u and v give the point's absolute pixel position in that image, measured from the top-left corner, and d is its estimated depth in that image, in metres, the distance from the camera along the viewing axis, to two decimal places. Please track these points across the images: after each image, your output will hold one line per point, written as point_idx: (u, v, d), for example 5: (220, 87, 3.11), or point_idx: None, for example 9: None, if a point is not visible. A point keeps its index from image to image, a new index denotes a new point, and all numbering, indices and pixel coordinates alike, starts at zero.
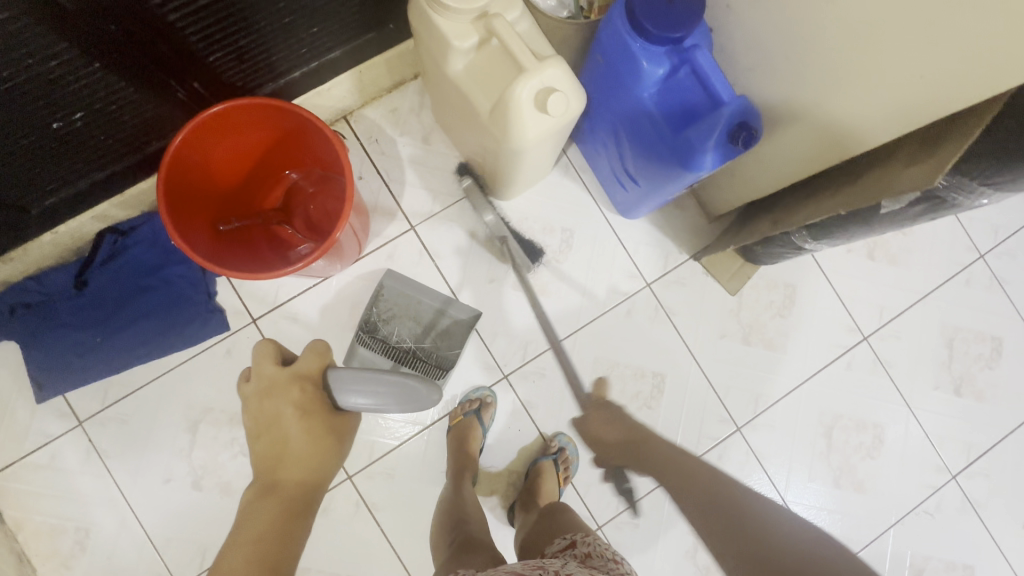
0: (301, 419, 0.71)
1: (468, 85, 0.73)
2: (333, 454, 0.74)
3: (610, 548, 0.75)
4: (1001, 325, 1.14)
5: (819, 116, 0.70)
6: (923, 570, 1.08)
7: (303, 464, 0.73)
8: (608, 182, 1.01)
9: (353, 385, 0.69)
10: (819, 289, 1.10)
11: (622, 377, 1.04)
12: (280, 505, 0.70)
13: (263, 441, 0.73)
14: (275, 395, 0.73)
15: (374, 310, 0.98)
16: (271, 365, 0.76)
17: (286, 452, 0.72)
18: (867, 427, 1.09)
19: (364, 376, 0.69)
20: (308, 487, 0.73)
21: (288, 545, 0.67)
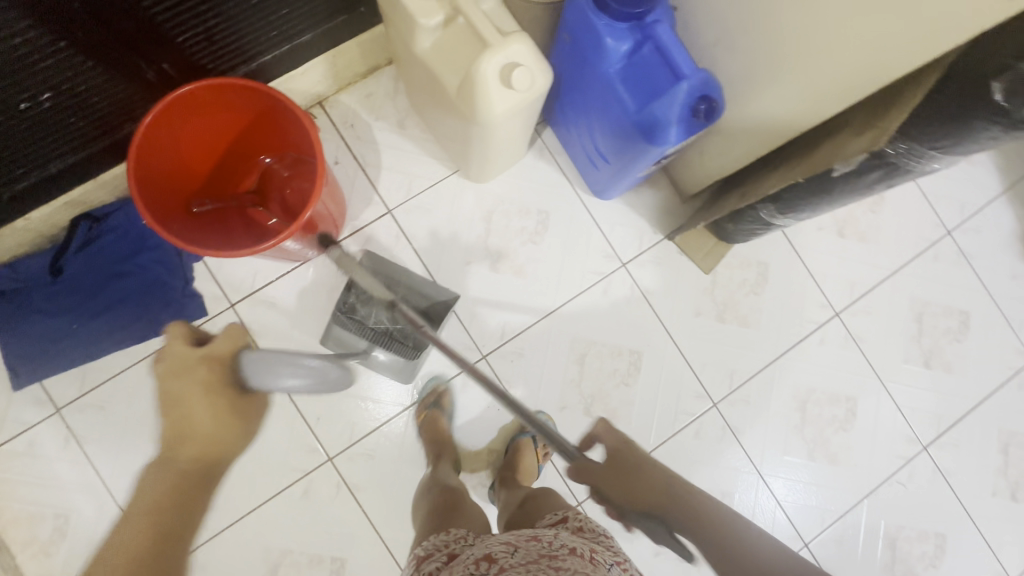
0: (205, 391, 0.73)
1: (436, 62, 0.74)
2: (227, 428, 0.74)
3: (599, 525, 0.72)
4: (968, 299, 1.17)
5: (777, 88, 0.72)
6: (896, 539, 1.10)
7: (204, 438, 0.72)
8: (583, 164, 1.02)
9: (268, 370, 0.66)
10: (792, 266, 1.13)
11: (599, 355, 1.06)
12: (178, 479, 0.70)
13: (168, 414, 0.74)
14: (182, 373, 0.75)
15: (351, 292, 0.91)
16: (184, 346, 0.78)
17: (187, 428, 0.72)
18: (840, 400, 1.11)
19: (275, 358, 0.66)
20: (202, 465, 0.72)
21: (190, 505, 0.68)
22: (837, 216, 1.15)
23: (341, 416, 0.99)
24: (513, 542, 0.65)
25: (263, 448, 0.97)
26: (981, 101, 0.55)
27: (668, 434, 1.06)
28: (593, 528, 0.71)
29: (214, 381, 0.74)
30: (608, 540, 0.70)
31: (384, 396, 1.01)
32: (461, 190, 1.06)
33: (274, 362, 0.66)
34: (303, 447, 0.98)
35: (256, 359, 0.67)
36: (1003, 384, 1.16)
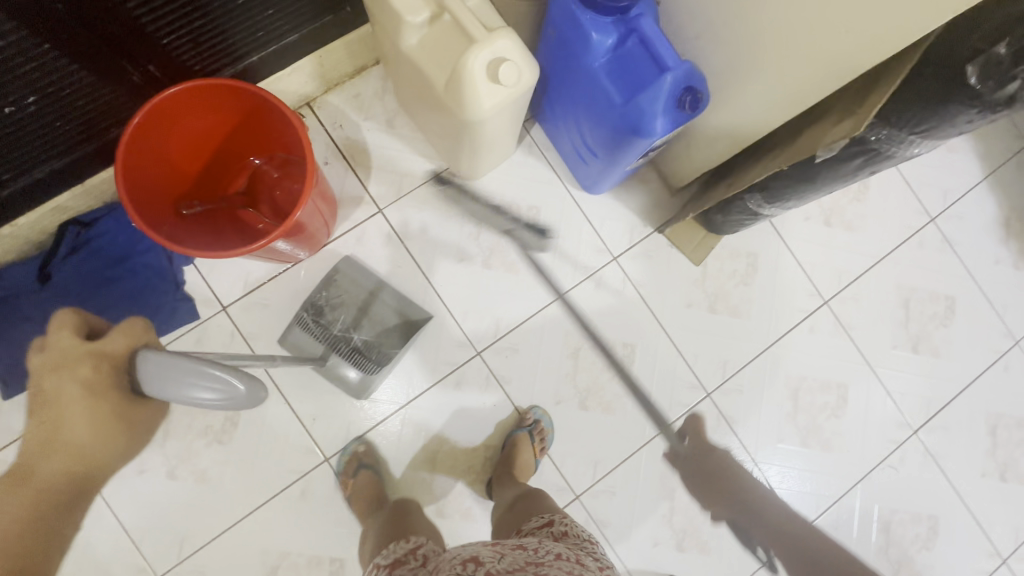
0: (88, 410, 0.57)
1: (423, 59, 0.74)
2: (115, 450, 0.60)
3: (584, 529, 0.77)
4: (953, 285, 1.19)
5: (761, 78, 0.73)
6: (890, 522, 1.12)
7: (79, 456, 0.59)
8: (572, 160, 1.03)
9: (167, 380, 0.54)
10: (780, 256, 1.14)
11: (593, 349, 1.06)
12: (42, 500, 0.59)
13: (35, 416, 0.58)
14: (61, 372, 0.57)
15: (322, 294, 0.98)
16: (72, 339, 0.58)
17: (58, 441, 0.58)
18: (832, 387, 1.13)
19: (177, 367, 0.54)
20: (75, 482, 0.60)
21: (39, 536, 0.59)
22: (823, 205, 1.17)
23: (338, 416, 0.99)
24: (500, 549, 0.67)
25: (259, 451, 0.97)
26: (957, 85, 0.56)
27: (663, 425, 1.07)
28: (577, 532, 0.75)
29: (95, 396, 0.57)
30: (593, 545, 0.74)
31: (386, 392, 1.01)
32: (452, 188, 1.06)
33: (175, 371, 0.54)
34: (299, 448, 0.98)
35: (156, 364, 0.54)
36: (990, 367, 1.18)
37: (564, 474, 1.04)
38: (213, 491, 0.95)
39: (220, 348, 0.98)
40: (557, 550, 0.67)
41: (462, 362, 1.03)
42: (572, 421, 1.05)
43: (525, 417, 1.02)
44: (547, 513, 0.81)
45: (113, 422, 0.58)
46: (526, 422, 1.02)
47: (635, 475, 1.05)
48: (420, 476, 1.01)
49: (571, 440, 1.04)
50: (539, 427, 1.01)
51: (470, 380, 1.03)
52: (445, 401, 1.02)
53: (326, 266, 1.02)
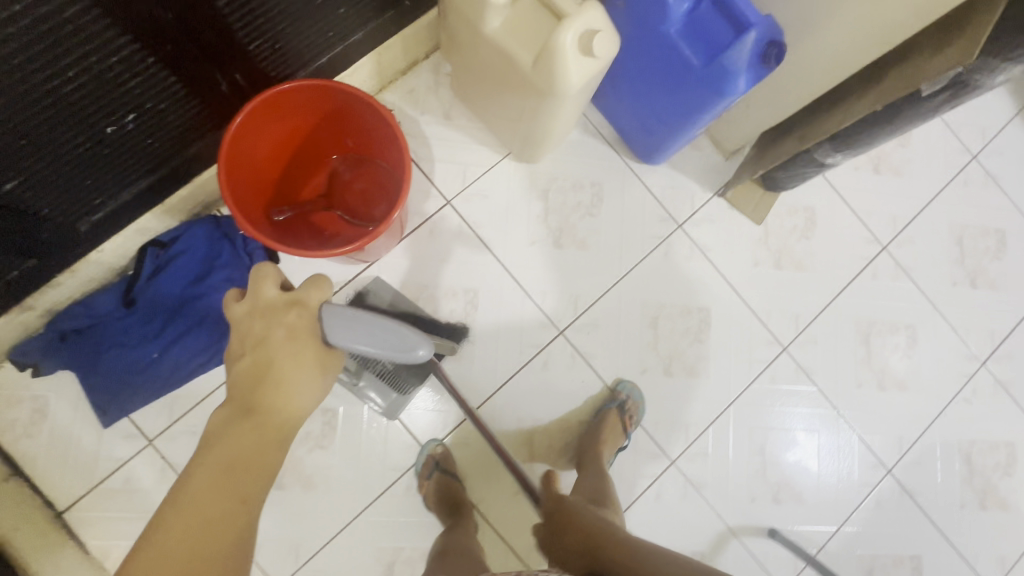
0: (294, 346, 0.60)
1: (506, 40, 0.75)
2: (316, 394, 0.61)
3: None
4: (1001, 218, 1.23)
5: (838, 25, 0.76)
6: (970, 453, 1.15)
7: (282, 397, 0.58)
8: (629, 132, 1.05)
9: (352, 329, 0.61)
10: (836, 207, 1.16)
11: (670, 316, 1.08)
12: (252, 434, 0.56)
13: (247, 356, 0.60)
14: (267, 319, 0.61)
15: None
16: (277, 291, 0.63)
17: (263, 383, 0.58)
18: (899, 328, 1.16)
19: (362, 320, 0.62)
20: (281, 423, 0.58)
21: (242, 477, 0.54)
22: (870, 154, 1.19)
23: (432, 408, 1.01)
24: None
25: (361, 450, 0.98)
26: None
27: (745, 384, 1.09)
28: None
29: (300, 337, 0.60)
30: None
31: (478, 378, 1.02)
32: (515, 173, 1.07)
33: (361, 324, 0.62)
34: (399, 444, 0.99)
35: (341, 312, 0.61)
36: None
37: (657, 441, 1.06)
38: (322, 495, 0.96)
39: None
40: None
41: (545, 343, 1.05)
42: (658, 390, 1.06)
43: (614, 393, 1.04)
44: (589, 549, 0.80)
45: (324, 362, 0.61)
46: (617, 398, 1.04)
47: (724, 435, 1.07)
48: (518, 458, 1.02)
49: (659, 409, 1.06)
50: (629, 402, 1.03)
51: (556, 360, 1.05)
52: (534, 383, 1.04)
53: (403, 262, 1.02)
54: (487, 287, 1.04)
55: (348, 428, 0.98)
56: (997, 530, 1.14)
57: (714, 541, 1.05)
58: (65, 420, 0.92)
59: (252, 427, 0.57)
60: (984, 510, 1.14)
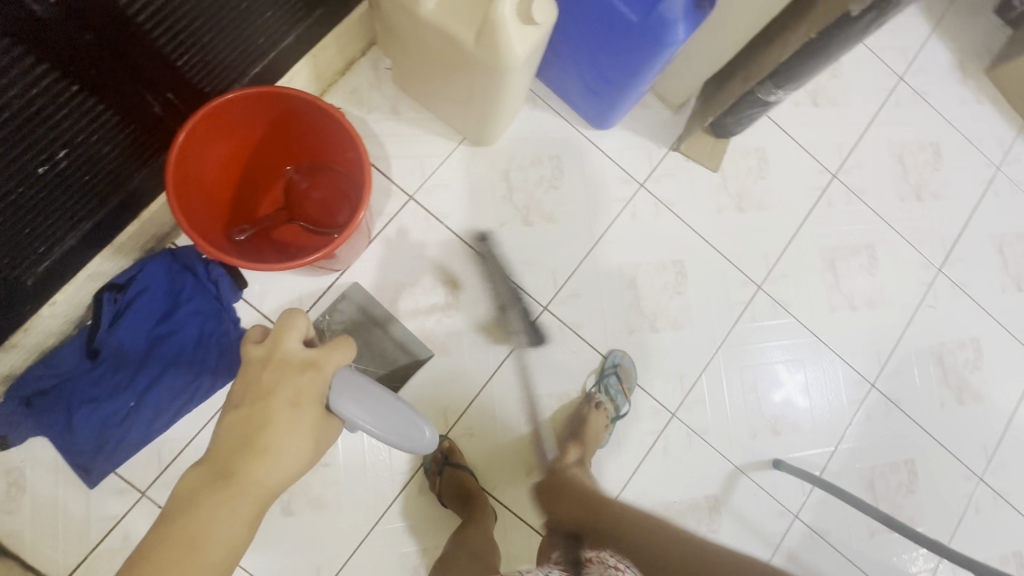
0: (294, 411, 0.56)
1: (444, 21, 0.74)
2: (300, 470, 0.55)
3: (620, 561, 0.78)
4: (933, 131, 1.30)
5: None
6: (942, 354, 1.22)
7: (269, 466, 0.53)
8: (579, 99, 1.06)
9: (359, 400, 0.60)
10: (784, 145, 1.21)
11: (648, 275, 1.10)
12: (229, 504, 0.50)
13: (244, 410, 0.55)
14: (281, 373, 0.57)
15: (326, 321, 0.97)
16: (298, 346, 0.60)
17: (254, 446, 0.53)
18: (860, 249, 1.21)
19: (373, 392, 0.62)
20: (264, 493, 0.52)
21: (201, 561, 0.47)
22: (807, 89, 1.24)
23: (431, 406, 1.00)
24: None
25: (365, 460, 0.96)
26: None
27: (729, 326, 1.12)
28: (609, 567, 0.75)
29: (301, 403, 0.57)
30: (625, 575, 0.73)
31: (472, 367, 1.02)
32: (473, 159, 1.07)
33: (370, 395, 0.62)
34: (405, 447, 0.98)
35: (357, 376, 0.62)
36: (983, 196, 1.30)
37: (657, 397, 1.08)
38: (334, 514, 0.94)
39: None
40: None
41: (532, 320, 1.05)
42: (648, 349, 1.08)
43: (607, 362, 1.05)
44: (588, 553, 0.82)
45: (321, 431, 0.57)
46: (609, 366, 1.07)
47: (717, 379, 1.11)
48: (524, 438, 1.03)
49: (652, 366, 1.08)
50: (622, 369, 1.05)
51: (545, 336, 1.05)
52: (527, 362, 1.04)
53: (376, 264, 1.01)
54: (464, 275, 1.03)
55: (349, 440, 0.96)
56: (975, 421, 1.21)
57: (725, 482, 1.08)
58: (45, 488, 0.87)
59: (227, 499, 0.50)
60: (961, 405, 1.21)
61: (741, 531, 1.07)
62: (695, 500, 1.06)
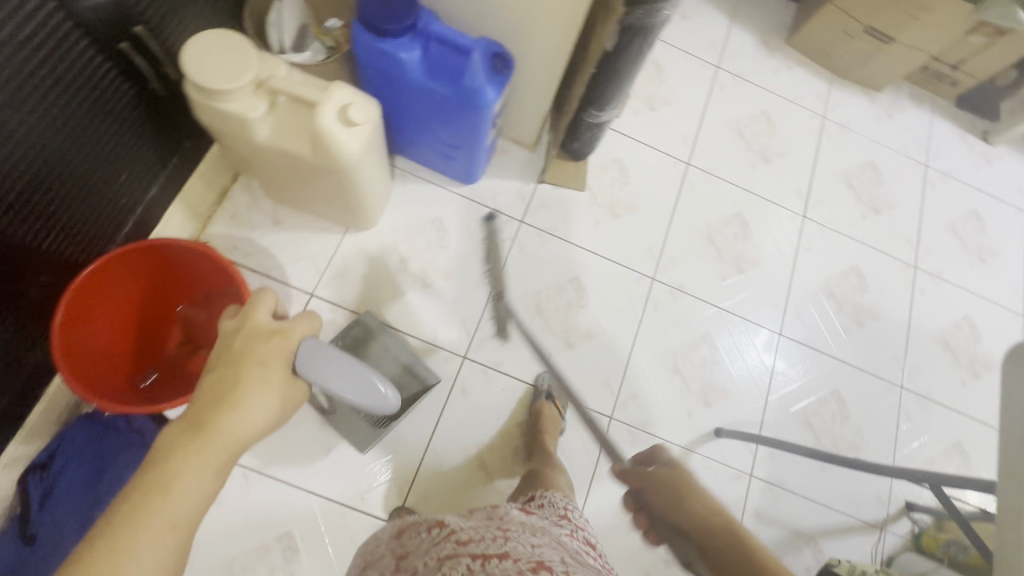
0: (263, 371, 0.59)
1: (280, 142, 0.83)
2: (267, 426, 0.58)
3: (569, 504, 0.85)
4: (760, 103, 1.47)
5: (538, 26, 0.94)
6: (831, 289, 1.34)
7: (238, 417, 0.56)
8: (440, 164, 1.17)
9: (325, 366, 0.65)
10: (636, 150, 1.35)
11: (549, 298, 1.19)
12: (200, 451, 0.52)
13: (217, 371, 0.59)
14: (251, 338, 0.61)
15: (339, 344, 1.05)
16: (267, 316, 0.64)
17: (226, 400, 0.56)
18: (731, 219, 1.35)
19: (337, 359, 0.66)
20: (234, 444, 0.55)
21: (172, 501, 0.49)
22: (642, 98, 1.40)
23: (381, 483, 1.03)
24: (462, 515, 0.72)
25: (330, 556, 0.98)
26: None
27: (636, 321, 1.22)
28: (557, 505, 0.83)
29: (268, 364, 0.60)
30: (570, 513, 0.83)
31: (410, 434, 1.06)
32: (362, 243, 1.15)
33: (337, 368, 0.66)
34: (365, 530, 1.00)
35: (321, 351, 0.65)
36: (820, 143, 1.47)
37: (590, 406, 1.14)
38: None
39: (241, 495, 0.99)
40: (515, 512, 0.73)
41: (455, 373, 1.11)
42: (570, 364, 1.16)
43: (537, 387, 1.12)
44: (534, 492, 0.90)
45: (288, 389, 0.61)
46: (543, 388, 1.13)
47: (641, 371, 1.19)
48: (479, 484, 1.07)
49: (578, 380, 1.15)
50: (554, 388, 1.12)
51: (471, 383, 1.11)
52: (463, 412, 1.09)
53: None
54: None
55: (310, 541, 0.98)
56: (878, 336, 1.33)
57: None
58: None
59: (197, 446, 0.52)
60: (862, 326, 1.33)
61: None
62: None
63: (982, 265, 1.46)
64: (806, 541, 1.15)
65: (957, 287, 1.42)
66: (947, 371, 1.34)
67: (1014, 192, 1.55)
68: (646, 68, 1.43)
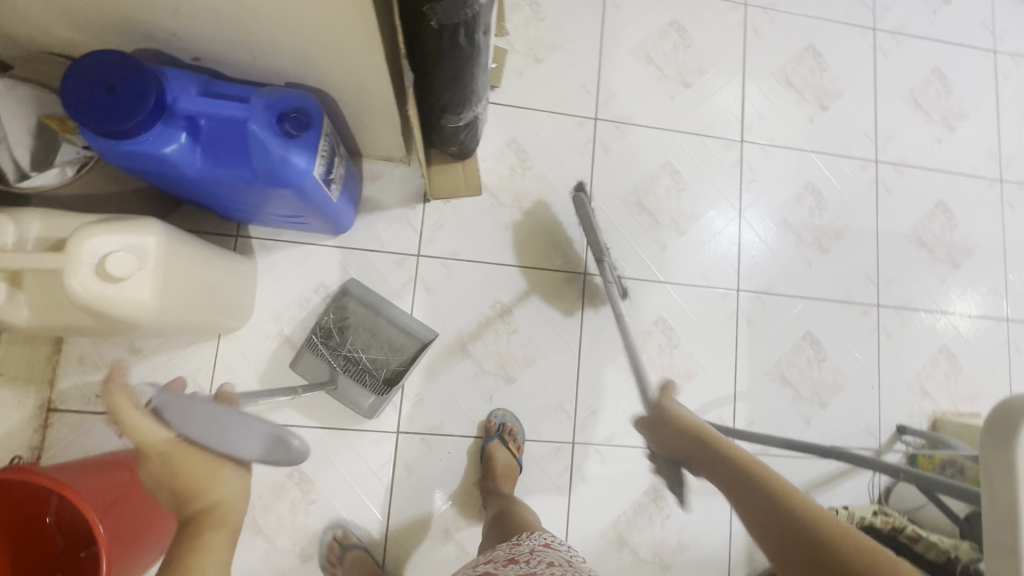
0: (174, 468, 0.58)
1: (52, 318, 0.65)
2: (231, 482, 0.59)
3: (552, 537, 0.79)
4: (667, 10, 1.20)
5: (331, 56, 0.70)
6: (785, 219, 1.18)
7: (198, 497, 0.58)
8: (298, 226, 0.96)
9: (219, 429, 0.55)
10: (531, 122, 1.12)
11: (475, 334, 1.05)
12: (193, 538, 0.56)
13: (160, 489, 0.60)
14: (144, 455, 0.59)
15: (330, 316, 0.98)
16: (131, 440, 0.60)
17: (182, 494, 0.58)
18: (659, 172, 1.15)
19: (234, 422, 0.56)
20: (213, 512, 0.57)
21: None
22: (522, 50, 1.13)
23: None
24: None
25: None
26: None
27: (578, 329, 1.08)
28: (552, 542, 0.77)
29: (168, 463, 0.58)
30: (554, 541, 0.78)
31: (364, 531, 0.98)
32: (243, 342, 0.99)
33: (218, 426, 0.55)
34: None
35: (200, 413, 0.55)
36: (746, 41, 1.22)
37: (549, 437, 1.05)
38: None
39: None
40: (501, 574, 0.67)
41: (393, 452, 1.00)
42: (516, 401, 1.04)
43: (489, 427, 1.01)
44: (515, 536, 0.81)
45: (200, 463, 0.58)
46: (494, 428, 1.02)
47: (596, 381, 1.07)
48: (451, 555, 1.00)
49: (529, 415, 1.04)
50: (506, 428, 1.01)
51: (414, 457, 1.01)
52: (414, 490, 1.00)
53: None
54: (307, 453, 0.98)
55: None
56: (844, 258, 1.19)
57: (653, 471, 1.06)
58: None
59: (188, 539, 0.56)
60: (826, 251, 1.19)
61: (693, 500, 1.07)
62: (636, 501, 1.05)
63: (950, 135, 1.27)
64: None
65: (925, 170, 1.25)
66: (923, 270, 1.22)
67: (979, 30, 1.32)
68: (520, 7, 1.14)
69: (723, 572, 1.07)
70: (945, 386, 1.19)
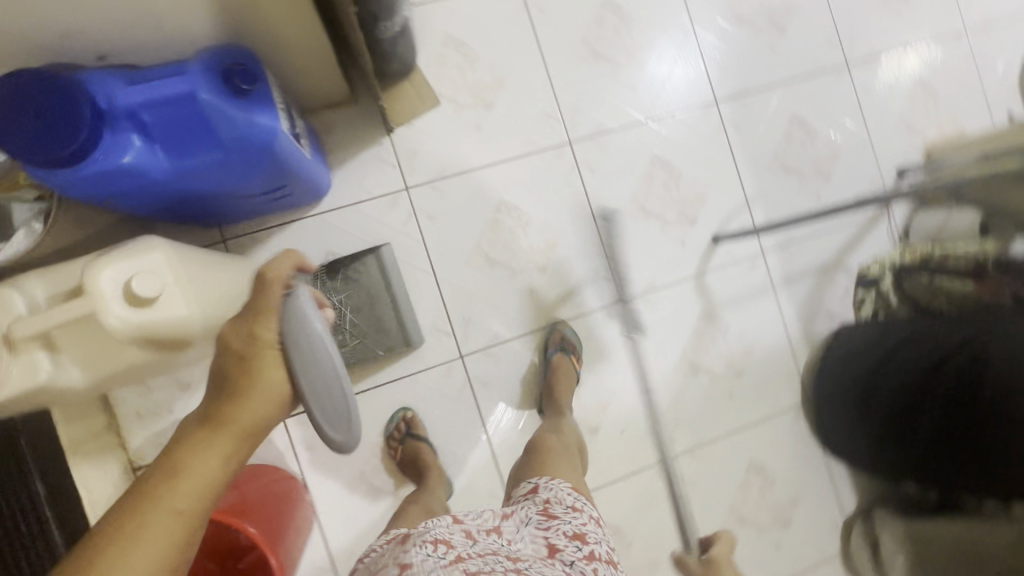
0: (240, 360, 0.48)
1: (106, 368, 0.64)
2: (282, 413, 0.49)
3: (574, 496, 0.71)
4: None
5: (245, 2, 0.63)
6: (735, 14, 1.15)
7: (244, 408, 0.47)
8: (281, 205, 0.92)
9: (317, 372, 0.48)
10: (458, 11, 1.04)
11: (491, 241, 1.04)
12: (215, 442, 0.45)
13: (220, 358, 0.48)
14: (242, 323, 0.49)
15: (343, 262, 0.94)
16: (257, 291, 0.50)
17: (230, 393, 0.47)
18: (601, 14, 1.10)
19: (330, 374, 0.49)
20: (250, 428, 0.47)
21: (182, 484, 0.42)
22: None
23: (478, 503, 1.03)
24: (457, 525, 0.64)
25: None
26: None
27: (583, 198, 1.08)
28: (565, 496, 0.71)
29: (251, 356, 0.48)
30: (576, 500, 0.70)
31: (468, 452, 1.03)
32: None
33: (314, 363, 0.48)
34: None
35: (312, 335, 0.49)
36: None
37: (597, 306, 1.08)
38: None
39: None
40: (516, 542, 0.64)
41: (464, 375, 1.03)
42: (555, 286, 1.06)
43: (556, 335, 1.04)
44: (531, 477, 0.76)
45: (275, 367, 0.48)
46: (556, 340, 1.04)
47: (618, 240, 1.09)
48: None
49: (571, 294, 1.07)
50: (568, 342, 1.04)
51: (485, 372, 1.04)
52: (498, 400, 1.04)
53: (330, 481, 0.99)
54: (389, 408, 1.01)
55: None
56: (802, 32, 1.17)
57: (697, 297, 1.12)
58: None
59: (212, 435, 0.45)
60: (784, 31, 1.17)
61: (742, 308, 1.14)
62: (694, 328, 1.11)
63: None
64: (835, 267, 1.18)
65: None
66: (879, 14, 1.21)
67: None
68: None
69: (788, 355, 1.15)
70: (929, 115, 1.22)
